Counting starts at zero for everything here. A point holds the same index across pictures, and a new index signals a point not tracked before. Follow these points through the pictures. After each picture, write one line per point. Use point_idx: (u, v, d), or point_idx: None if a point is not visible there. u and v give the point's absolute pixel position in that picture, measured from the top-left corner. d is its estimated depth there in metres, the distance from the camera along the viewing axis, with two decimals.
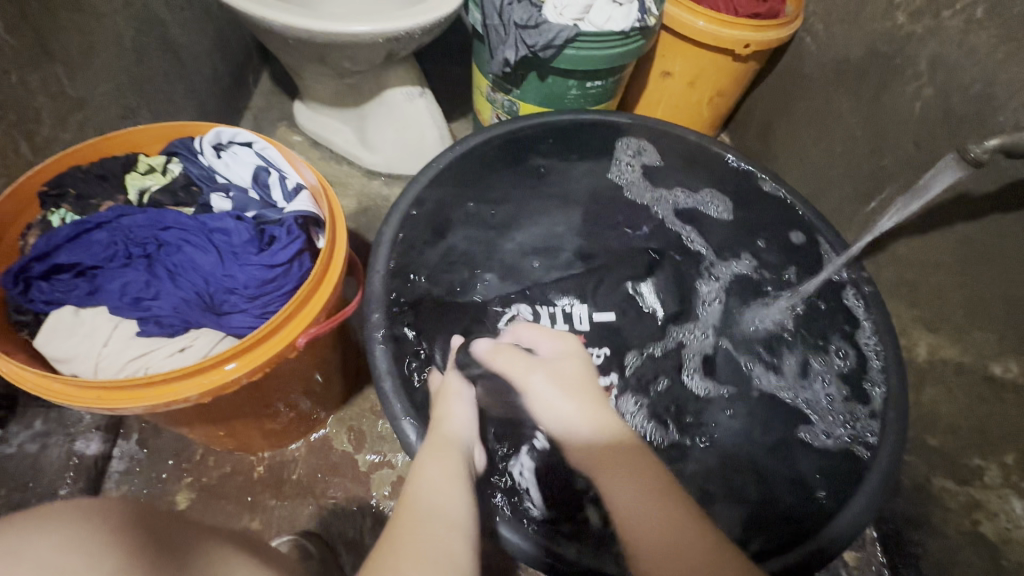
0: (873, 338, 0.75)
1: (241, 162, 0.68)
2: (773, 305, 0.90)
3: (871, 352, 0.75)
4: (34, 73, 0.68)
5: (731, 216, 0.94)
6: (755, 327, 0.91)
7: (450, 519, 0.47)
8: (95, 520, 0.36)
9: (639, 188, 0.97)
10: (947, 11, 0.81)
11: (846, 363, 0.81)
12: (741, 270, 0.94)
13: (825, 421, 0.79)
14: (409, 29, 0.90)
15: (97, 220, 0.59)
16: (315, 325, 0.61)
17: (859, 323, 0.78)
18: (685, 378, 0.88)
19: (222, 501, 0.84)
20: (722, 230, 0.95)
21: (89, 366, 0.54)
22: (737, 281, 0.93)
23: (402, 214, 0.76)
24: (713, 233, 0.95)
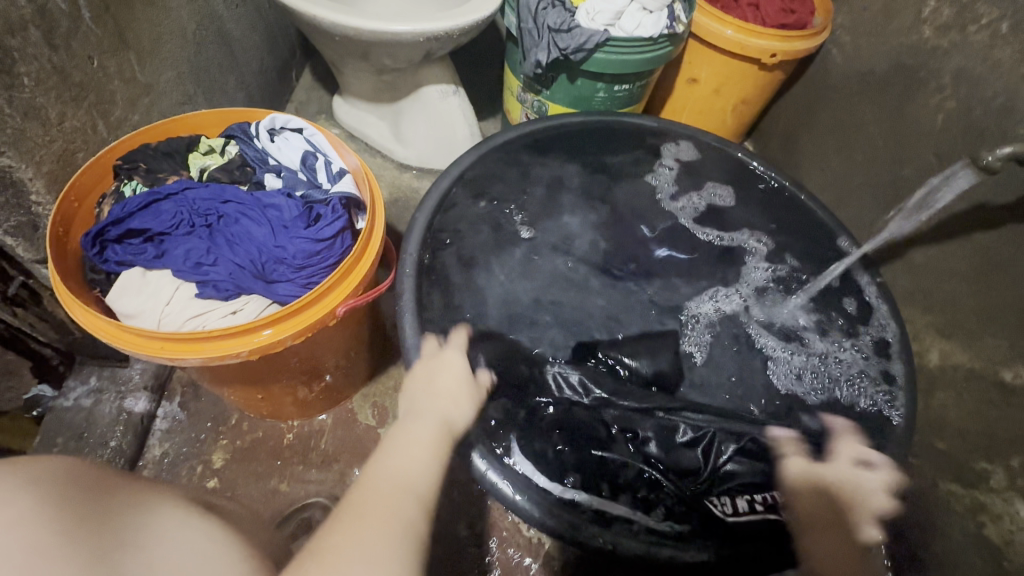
0: (886, 318, 0.84)
1: (291, 147, 0.74)
2: (779, 304, 0.89)
3: (886, 328, 0.83)
4: (113, 59, 0.75)
5: (734, 201, 0.99)
6: (757, 325, 0.88)
7: (407, 482, 0.53)
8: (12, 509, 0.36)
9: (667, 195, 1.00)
10: (972, 26, 0.83)
11: (865, 351, 0.83)
12: (754, 245, 0.95)
13: (849, 401, 0.80)
14: (449, 29, 0.96)
15: (166, 192, 0.65)
16: (354, 296, 0.66)
17: (872, 308, 0.85)
18: (724, 373, 0.84)
19: (254, 463, 0.89)
20: (734, 213, 0.99)
21: (154, 321, 0.61)
22: (750, 253, 0.94)
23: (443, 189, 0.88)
24: (730, 215, 0.98)
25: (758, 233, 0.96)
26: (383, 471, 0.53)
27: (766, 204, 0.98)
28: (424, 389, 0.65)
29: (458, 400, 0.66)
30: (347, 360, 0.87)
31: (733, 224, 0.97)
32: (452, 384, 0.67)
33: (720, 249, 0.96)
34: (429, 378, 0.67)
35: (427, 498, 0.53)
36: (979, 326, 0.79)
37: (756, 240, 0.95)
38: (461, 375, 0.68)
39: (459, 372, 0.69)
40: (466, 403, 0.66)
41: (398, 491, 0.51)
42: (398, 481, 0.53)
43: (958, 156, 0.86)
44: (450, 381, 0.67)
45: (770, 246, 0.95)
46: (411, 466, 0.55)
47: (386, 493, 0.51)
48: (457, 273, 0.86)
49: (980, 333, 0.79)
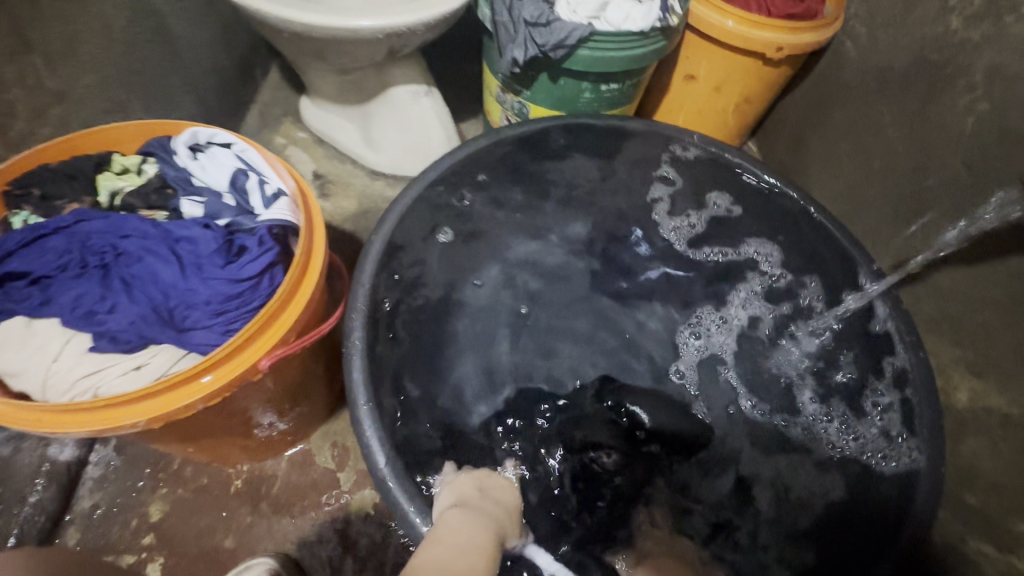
0: (899, 359, 0.69)
1: (218, 165, 0.63)
2: (773, 338, 0.87)
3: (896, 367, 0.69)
4: (10, 64, 0.65)
5: (738, 203, 0.85)
6: (751, 361, 0.88)
7: None
8: None
9: (665, 215, 0.90)
10: (1010, 16, 0.72)
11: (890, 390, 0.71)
12: (757, 256, 0.86)
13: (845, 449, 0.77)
14: (410, 24, 0.85)
15: (54, 225, 0.55)
16: (283, 345, 0.56)
17: (888, 349, 0.71)
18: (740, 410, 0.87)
19: (197, 515, 0.80)
20: (734, 218, 0.86)
21: (37, 382, 0.51)
22: (750, 264, 0.87)
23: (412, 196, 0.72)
24: (739, 224, 0.86)
25: (757, 241, 0.86)
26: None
27: (762, 219, 0.84)
28: (476, 500, 0.58)
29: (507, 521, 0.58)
30: (295, 401, 0.76)
31: (742, 235, 0.87)
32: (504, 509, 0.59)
33: (722, 267, 0.90)
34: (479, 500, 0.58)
35: None
36: (1016, 364, 0.69)
37: (761, 249, 0.86)
38: (514, 504, 0.61)
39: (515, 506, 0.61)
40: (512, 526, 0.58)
41: None
42: None
43: (989, 165, 0.75)
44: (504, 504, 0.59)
45: (769, 257, 0.85)
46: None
47: None
48: (420, 303, 0.75)
49: (1018, 374, 0.69)
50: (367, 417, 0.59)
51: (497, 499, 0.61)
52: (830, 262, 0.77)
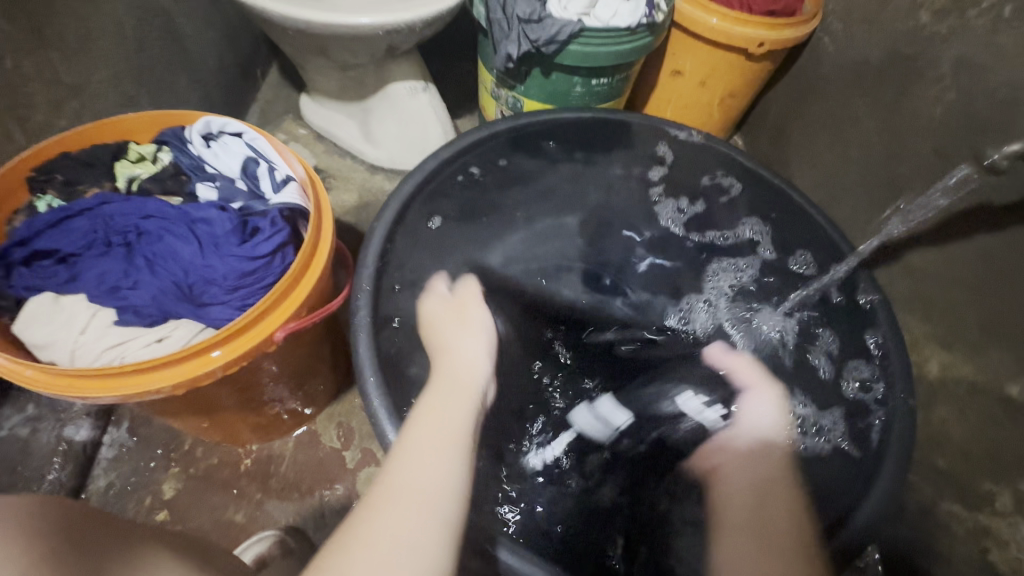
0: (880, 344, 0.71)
1: (230, 153, 0.67)
2: (761, 323, 0.90)
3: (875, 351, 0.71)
4: (29, 58, 0.68)
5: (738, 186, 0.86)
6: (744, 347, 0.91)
7: (423, 494, 0.48)
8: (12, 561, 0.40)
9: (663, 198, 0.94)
10: (972, 11, 0.77)
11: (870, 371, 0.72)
12: (754, 238, 0.89)
13: (828, 442, 0.76)
14: (409, 21, 0.89)
15: (79, 207, 0.59)
16: (295, 319, 0.60)
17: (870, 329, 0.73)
18: None
19: (208, 493, 0.83)
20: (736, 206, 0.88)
21: (66, 353, 0.54)
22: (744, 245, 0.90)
23: (414, 182, 0.74)
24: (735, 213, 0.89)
25: (755, 224, 0.88)
26: (397, 482, 0.49)
27: (752, 204, 0.86)
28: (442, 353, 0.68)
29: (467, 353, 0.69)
30: (303, 380, 0.80)
31: (739, 225, 0.90)
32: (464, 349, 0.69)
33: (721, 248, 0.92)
34: (441, 349, 0.69)
35: (448, 512, 0.48)
36: (983, 335, 0.74)
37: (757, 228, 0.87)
38: (480, 339, 0.72)
39: (476, 335, 0.72)
40: (475, 350, 0.70)
41: (412, 504, 0.47)
42: (414, 494, 0.48)
43: (956, 150, 0.80)
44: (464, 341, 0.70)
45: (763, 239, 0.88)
46: (432, 475, 0.50)
47: (396, 514, 0.46)
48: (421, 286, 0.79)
49: (983, 345, 0.74)
50: (373, 389, 0.62)
51: (466, 338, 0.71)
52: (812, 246, 0.80)
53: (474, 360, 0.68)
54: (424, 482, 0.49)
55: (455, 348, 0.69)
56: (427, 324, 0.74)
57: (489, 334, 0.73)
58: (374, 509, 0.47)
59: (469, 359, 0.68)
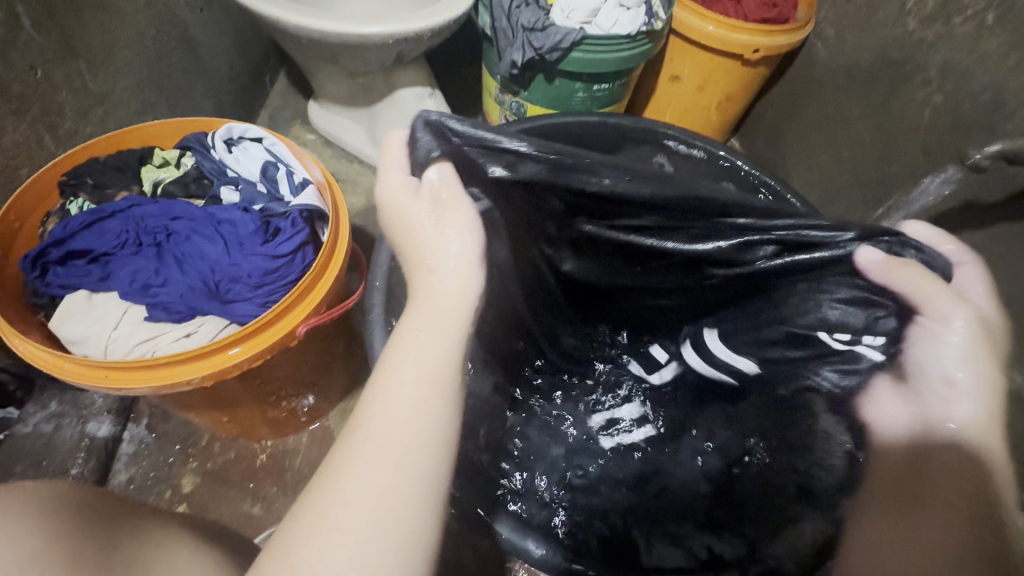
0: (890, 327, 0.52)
1: (250, 157, 0.70)
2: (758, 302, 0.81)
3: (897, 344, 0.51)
4: (59, 68, 0.71)
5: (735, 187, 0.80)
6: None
7: (412, 437, 0.38)
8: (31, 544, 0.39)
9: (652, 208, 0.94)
10: (957, 18, 0.80)
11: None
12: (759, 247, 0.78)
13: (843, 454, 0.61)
14: (418, 31, 0.92)
15: (112, 210, 0.63)
16: (316, 315, 0.63)
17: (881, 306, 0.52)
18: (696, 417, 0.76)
19: (226, 487, 0.86)
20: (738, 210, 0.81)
21: (101, 347, 0.57)
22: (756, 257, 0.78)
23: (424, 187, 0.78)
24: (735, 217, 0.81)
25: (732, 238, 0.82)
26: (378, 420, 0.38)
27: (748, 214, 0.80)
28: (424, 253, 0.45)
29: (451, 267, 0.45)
30: (318, 377, 0.82)
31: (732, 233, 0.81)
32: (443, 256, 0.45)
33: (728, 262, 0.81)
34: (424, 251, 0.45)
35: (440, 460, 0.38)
36: None
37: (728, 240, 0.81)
38: (463, 230, 0.46)
39: (456, 231, 0.46)
40: (457, 256, 0.45)
41: (396, 448, 0.37)
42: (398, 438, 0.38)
43: (945, 150, 0.84)
44: (441, 250, 0.45)
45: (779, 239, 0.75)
46: (419, 419, 0.38)
47: (377, 459, 0.37)
48: None
49: None
50: None
51: (449, 236, 0.46)
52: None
53: (454, 274, 0.44)
54: (412, 423, 0.38)
55: (438, 250, 0.45)
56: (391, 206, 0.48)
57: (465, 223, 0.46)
58: (353, 466, 0.37)
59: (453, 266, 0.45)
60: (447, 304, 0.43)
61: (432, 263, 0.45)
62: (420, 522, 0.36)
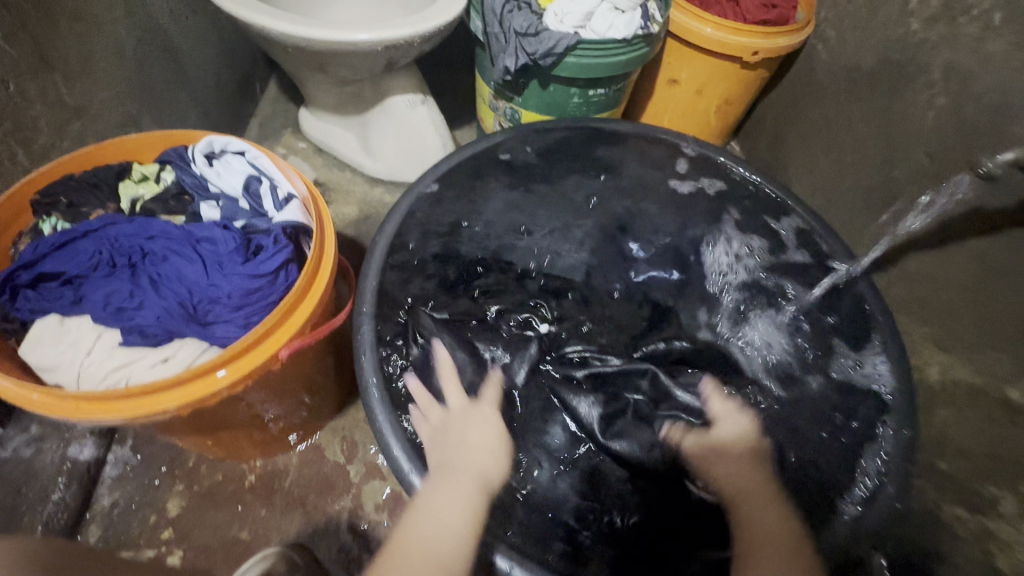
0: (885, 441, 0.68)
1: (232, 172, 0.67)
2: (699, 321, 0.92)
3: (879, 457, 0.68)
4: (33, 82, 0.69)
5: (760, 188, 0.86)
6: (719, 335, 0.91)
7: (438, 554, 0.53)
8: None
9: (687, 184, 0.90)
10: (963, 18, 0.78)
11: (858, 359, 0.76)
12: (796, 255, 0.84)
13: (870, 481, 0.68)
14: (408, 37, 0.90)
15: (85, 229, 0.60)
16: (299, 336, 0.60)
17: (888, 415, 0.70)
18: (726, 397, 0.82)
19: (213, 510, 0.83)
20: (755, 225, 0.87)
21: (72, 375, 0.54)
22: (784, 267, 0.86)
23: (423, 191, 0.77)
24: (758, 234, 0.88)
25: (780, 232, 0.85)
26: (416, 539, 0.54)
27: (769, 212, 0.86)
28: (456, 437, 0.65)
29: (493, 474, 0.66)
30: (307, 396, 0.80)
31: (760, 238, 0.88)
32: (487, 431, 0.70)
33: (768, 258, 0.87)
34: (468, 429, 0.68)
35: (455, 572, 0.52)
36: (980, 338, 0.75)
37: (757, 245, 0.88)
38: (500, 442, 0.69)
39: (500, 445, 0.69)
40: (500, 461, 0.67)
41: (421, 558, 0.52)
42: (430, 553, 0.53)
43: (950, 154, 0.81)
44: (492, 445, 0.68)
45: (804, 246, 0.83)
46: (444, 536, 0.54)
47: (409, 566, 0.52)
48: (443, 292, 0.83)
49: (984, 348, 0.74)
50: (378, 403, 0.61)
51: (500, 443, 0.69)
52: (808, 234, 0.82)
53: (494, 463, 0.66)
54: (441, 542, 0.54)
55: (479, 438, 0.68)
56: (471, 407, 0.72)
57: (505, 443, 0.70)
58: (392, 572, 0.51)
59: (487, 455, 0.66)
60: (484, 475, 0.63)
61: (473, 443, 0.66)
62: None
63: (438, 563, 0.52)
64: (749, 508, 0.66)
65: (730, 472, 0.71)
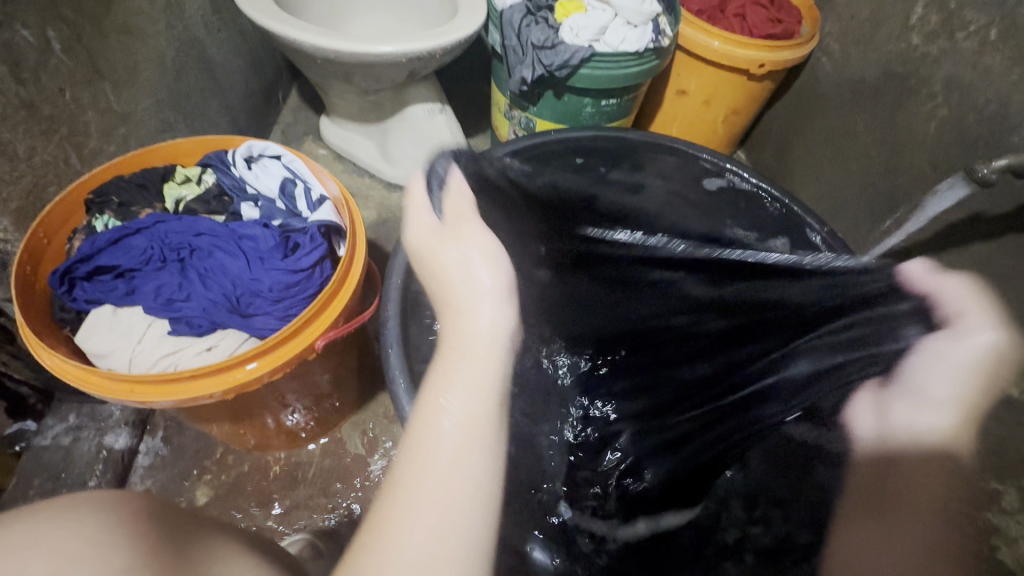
0: None
1: (270, 175, 0.71)
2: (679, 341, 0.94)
3: None
4: (86, 90, 0.74)
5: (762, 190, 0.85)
6: None
7: (454, 450, 0.37)
8: (98, 514, 0.37)
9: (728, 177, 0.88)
10: (961, 33, 0.82)
11: None
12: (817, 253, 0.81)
13: None
14: (430, 50, 0.94)
15: (137, 226, 0.65)
16: (334, 327, 0.64)
17: None
18: None
19: (240, 499, 0.86)
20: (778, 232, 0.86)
21: (125, 361, 0.58)
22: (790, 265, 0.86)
23: None
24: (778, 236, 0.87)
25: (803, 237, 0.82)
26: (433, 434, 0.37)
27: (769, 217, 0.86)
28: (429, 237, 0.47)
29: (925, 429, 0.47)
30: (334, 389, 0.83)
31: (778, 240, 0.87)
32: (962, 358, 0.47)
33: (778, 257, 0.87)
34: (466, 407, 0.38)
35: (485, 441, 0.37)
36: None
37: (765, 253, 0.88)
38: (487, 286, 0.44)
39: (478, 247, 0.46)
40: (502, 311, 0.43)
41: (446, 467, 0.36)
42: (443, 463, 0.36)
43: (952, 164, 0.85)
44: (461, 254, 0.45)
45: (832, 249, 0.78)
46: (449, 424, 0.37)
47: (422, 492, 0.35)
48: None
49: None
50: (405, 395, 0.64)
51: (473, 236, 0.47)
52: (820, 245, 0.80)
53: (480, 300, 0.43)
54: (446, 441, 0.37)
55: (452, 262, 0.45)
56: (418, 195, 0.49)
57: (502, 263, 0.46)
58: (406, 514, 0.35)
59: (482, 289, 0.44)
60: (476, 314, 0.43)
61: (451, 280, 0.45)
62: (477, 526, 0.35)
63: (454, 459, 0.36)
64: (900, 514, 0.44)
65: (908, 482, 0.45)
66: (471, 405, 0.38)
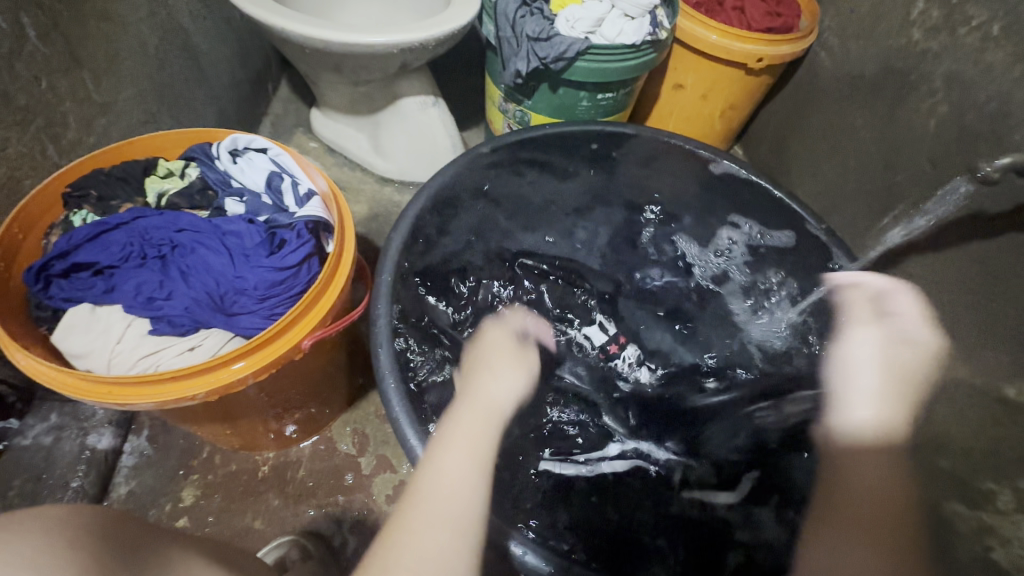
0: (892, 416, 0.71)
1: (255, 168, 0.69)
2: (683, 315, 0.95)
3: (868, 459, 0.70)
4: (64, 79, 0.71)
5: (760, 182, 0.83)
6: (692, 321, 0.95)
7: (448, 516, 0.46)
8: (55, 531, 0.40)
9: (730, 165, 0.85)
10: (963, 29, 0.80)
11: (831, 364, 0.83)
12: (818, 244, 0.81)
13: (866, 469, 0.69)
14: (422, 40, 0.92)
15: (116, 221, 0.62)
16: (321, 327, 0.62)
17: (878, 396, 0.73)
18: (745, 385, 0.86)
19: (227, 500, 0.85)
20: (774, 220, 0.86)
21: (103, 361, 0.56)
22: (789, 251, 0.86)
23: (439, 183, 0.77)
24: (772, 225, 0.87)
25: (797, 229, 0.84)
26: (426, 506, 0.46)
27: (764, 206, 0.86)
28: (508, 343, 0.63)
29: (857, 424, 0.58)
30: (324, 387, 0.82)
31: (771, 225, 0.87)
32: (875, 357, 0.61)
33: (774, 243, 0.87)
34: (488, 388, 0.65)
35: (469, 522, 0.46)
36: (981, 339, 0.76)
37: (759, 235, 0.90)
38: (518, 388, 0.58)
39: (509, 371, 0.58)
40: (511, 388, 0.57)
41: (435, 526, 0.45)
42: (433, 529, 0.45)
43: (951, 161, 0.84)
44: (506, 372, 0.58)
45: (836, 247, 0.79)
46: (449, 493, 0.47)
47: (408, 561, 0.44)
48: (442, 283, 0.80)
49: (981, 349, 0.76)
50: (394, 394, 0.62)
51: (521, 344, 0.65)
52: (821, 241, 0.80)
53: (500, 379, 0.58)
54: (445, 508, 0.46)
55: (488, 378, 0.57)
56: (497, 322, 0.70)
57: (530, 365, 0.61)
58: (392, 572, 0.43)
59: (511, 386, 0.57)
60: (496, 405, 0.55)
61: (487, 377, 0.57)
62: None
63: (438, 541, 0.45)
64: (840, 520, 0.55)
65: (873, 478, 0.55)
66: (458, 498, 0.47)
